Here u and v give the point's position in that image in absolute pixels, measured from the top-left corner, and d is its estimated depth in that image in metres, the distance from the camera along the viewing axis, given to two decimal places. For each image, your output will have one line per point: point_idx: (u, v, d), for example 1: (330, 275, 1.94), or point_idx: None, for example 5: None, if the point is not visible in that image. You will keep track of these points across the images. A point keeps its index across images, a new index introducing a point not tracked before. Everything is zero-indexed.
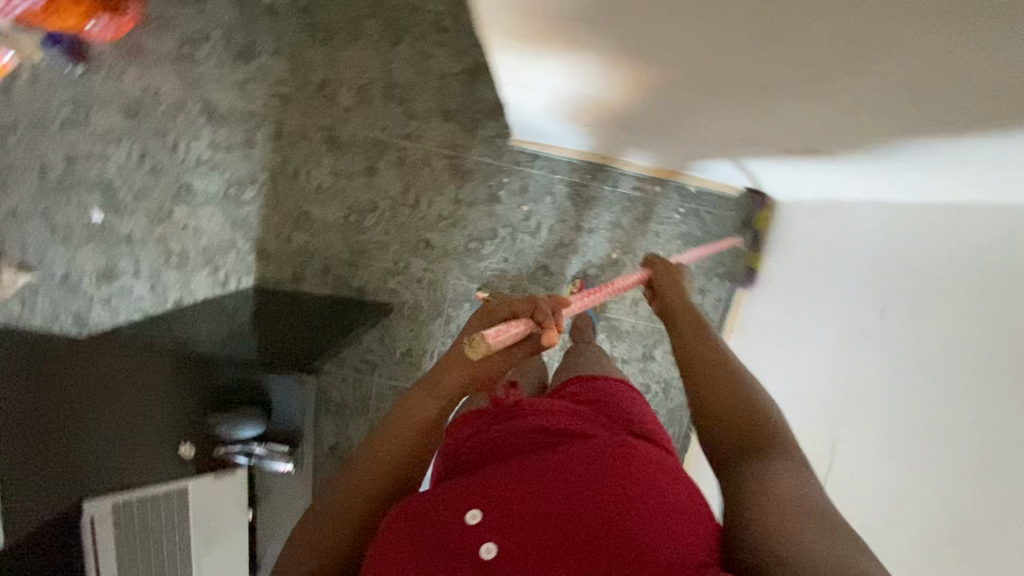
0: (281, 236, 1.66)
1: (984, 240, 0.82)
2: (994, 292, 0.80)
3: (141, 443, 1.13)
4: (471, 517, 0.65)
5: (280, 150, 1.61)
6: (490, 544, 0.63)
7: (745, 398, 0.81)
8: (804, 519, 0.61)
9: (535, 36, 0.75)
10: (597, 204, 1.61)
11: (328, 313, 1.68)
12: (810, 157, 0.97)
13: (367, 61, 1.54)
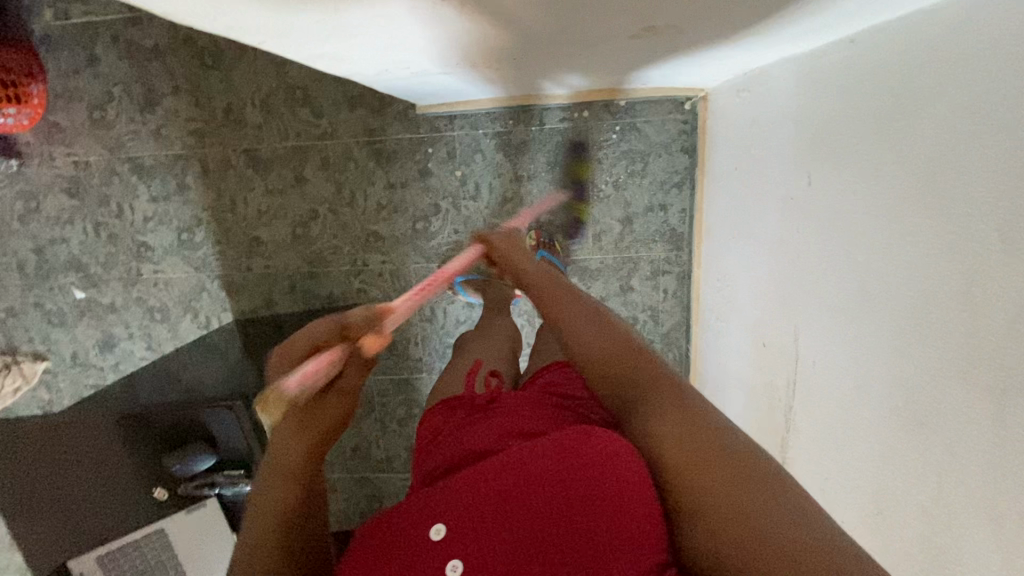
0: (242, 267, 1.70)
1: (878, 69, 0.72)
2: (891, 124, 0.70)
3: (97, 514, 1.01)
4: (437, 533, 0.59)
5: (212, 185, 1.62)
6: (455, 561, 0.56)
7: (621, 344, 0.68)
8: (739, 484, 0.49)
9: (319, 37, 0.72)
10: (530, 147, 1.53)
11: (305, 323, 1.68)
12: (683, 43, 0.87)
13: (261, 73, 1.53)
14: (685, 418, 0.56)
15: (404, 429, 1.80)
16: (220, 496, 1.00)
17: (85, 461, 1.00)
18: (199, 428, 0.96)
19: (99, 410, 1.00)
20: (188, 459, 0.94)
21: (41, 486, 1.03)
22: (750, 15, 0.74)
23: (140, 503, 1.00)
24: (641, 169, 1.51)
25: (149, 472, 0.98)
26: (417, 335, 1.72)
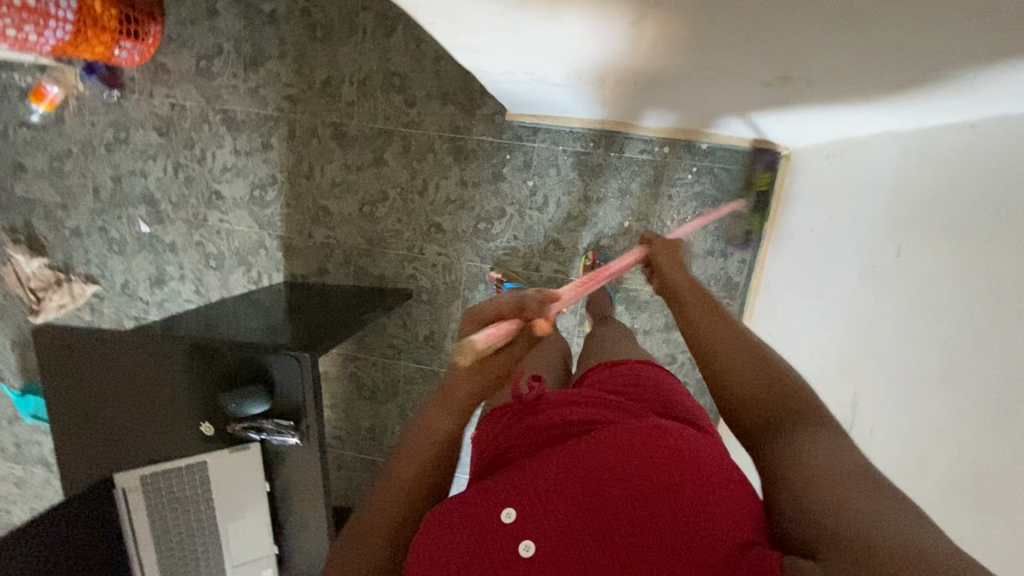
0: (304, 232, 1.75)
1: (987, 157, 0.74)
2: (994, 211, 0.72)
3: (142, 434, 1.04)
4: (506, 516, 0.59)
5: (295, 150, 1.69)
6: (528, 541, 0.57)
7: (763, 366, 0.74)
8: (840, 484, 0.53)
9: (473, 22, 0.76)
10: (605, 172, 1.56)
11: (351, 295, 1.71)
12: (800, 96, 0.90)
13: (365, 54, 1.60)
14: (816, 442, 0.60)
15: None
16: (262, 442, 1.02)
17: (141, 382, 1.02)
18: (260, 372, 0.98)
19: (148, 339, 0.99)
20: (243, 399, 0.96)
21: (89, 402, 1.05)
22: (880, 83, 0.76)
23: (188, 433, 1.02)
24: (709, 214, 1.54)
25: (204, 404, 1.01)
26: (455, 331, 1.75)
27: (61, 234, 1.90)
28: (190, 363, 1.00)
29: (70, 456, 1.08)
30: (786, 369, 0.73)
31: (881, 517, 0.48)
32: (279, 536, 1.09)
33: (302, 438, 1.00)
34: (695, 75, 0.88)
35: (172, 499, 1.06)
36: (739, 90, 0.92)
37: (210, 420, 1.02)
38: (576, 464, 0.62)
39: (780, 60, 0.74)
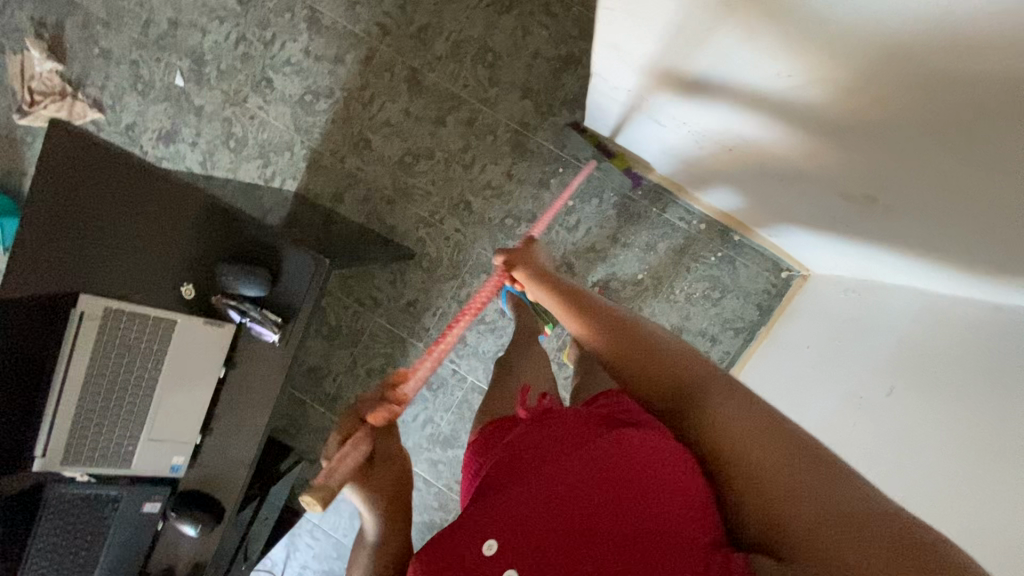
0: (336, 154, 1.71)
1: (999, 336, 0.82)
2: (992, 383, 0.79)
3: (117, 265, 0.99)
4: (488, 548, 0.68)
5: (364, 76, 1.67)
6: (510, 570, 0.66)
7: (655, 353, 0.82)
8: (782, 474, 0.61)
9: (652, 18, 0.82)
10: (642, 223, 1.60)
11: (354, 235, 1.68)
12: (865, 220, 0.98)
13: (471, 20, 1.61)
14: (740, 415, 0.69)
15: (369, 379, 1.78)
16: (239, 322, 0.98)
17: (145, 217, 0.99)
18: (267, 254, 0.96)
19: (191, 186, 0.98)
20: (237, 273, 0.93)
21: (94, 215, 1.00)
22: (940, 238, 0.85)
23: (168, 283, 0.98)
24: (715, 298, 1.60)
25: (200, 264, 0.99)
26: (438, 308, 1.72)
27: (87, 50, 1.78)
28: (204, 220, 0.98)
29: (27, 259, 0.98)
30: (666, 350, 0.82)
31: (820, 494, 0.58)
32: (206, 428, 1.02)
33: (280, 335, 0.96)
34: (799, 161, 0.96)
35: (115, 342, 0.91)
36: (818, 191, 1.01)
37: (198, 282, 0.99)
38: (548, 505, 0.69)
39: (879, 172, 0.84)
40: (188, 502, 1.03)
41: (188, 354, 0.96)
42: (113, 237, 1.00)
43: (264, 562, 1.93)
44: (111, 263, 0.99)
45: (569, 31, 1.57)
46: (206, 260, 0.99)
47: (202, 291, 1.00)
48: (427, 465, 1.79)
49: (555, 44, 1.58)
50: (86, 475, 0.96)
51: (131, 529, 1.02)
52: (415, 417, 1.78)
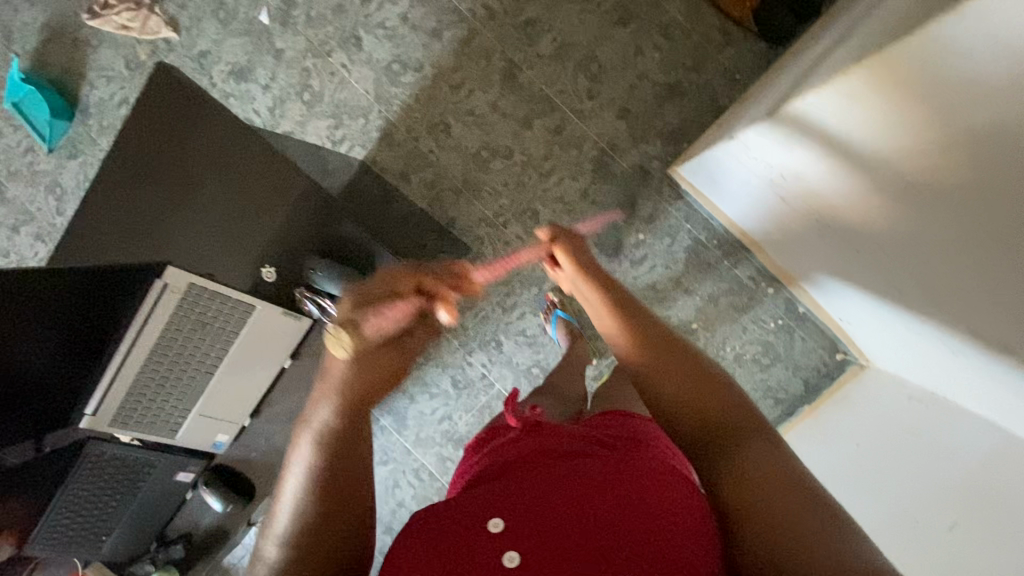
0: (412, 133, 1.64)
1: None
2: None
3: (176, 235, 1.04)
4: (493, 526, 0.69)
5: (459, 57, 1.58)
6: (513, 552, 0.66)
7: (677, 372, 0.80)
8: (759, 498, 0.63)
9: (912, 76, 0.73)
10: (708, 273, 1.56)
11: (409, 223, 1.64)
12: (976, 353, 0.95)
13: (583, 24, 1.52)
14: (752, 445, 0.69)
15: None
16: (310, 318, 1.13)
17: (225, 192, 1.07)
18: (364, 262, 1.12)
19: (256, 142, 1.07)
20: (334, 277, 1.09)
21: (160, 174, 1.06)
22: None
23: (248, 261, 1.06)
24: (764, 364, 1.57)
25: (290, 252, 1.11)
26: (481, 310, 1.69)
27: None
28: (302, 212, 1.09)
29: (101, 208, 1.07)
30: (694, 370, 0.80)
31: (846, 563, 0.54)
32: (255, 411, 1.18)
33: None
34: (908, 258, 0.97)
35: (190, 319, 0.98)
36: (925, 305, 1.00)
37: (281, 267, 1.10)
38: (543, 498, 0.71)
39: (1016, 322, 0.81)
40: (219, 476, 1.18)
41: (260, 341, 1.08)
42: (186, 207, 1.06)
43: None
44: (176, 230, 1.04)
45: (682, 59, 1.49)
46: (298, 248, 1.12)
47: (283, 274, 1.11)
48: (436, 461, 1.78)
49: (665, 70, 1.50)
50: (132, 438, 1.04)
51: (164, 490, 1.17)
52: (434, 410, 1.76)
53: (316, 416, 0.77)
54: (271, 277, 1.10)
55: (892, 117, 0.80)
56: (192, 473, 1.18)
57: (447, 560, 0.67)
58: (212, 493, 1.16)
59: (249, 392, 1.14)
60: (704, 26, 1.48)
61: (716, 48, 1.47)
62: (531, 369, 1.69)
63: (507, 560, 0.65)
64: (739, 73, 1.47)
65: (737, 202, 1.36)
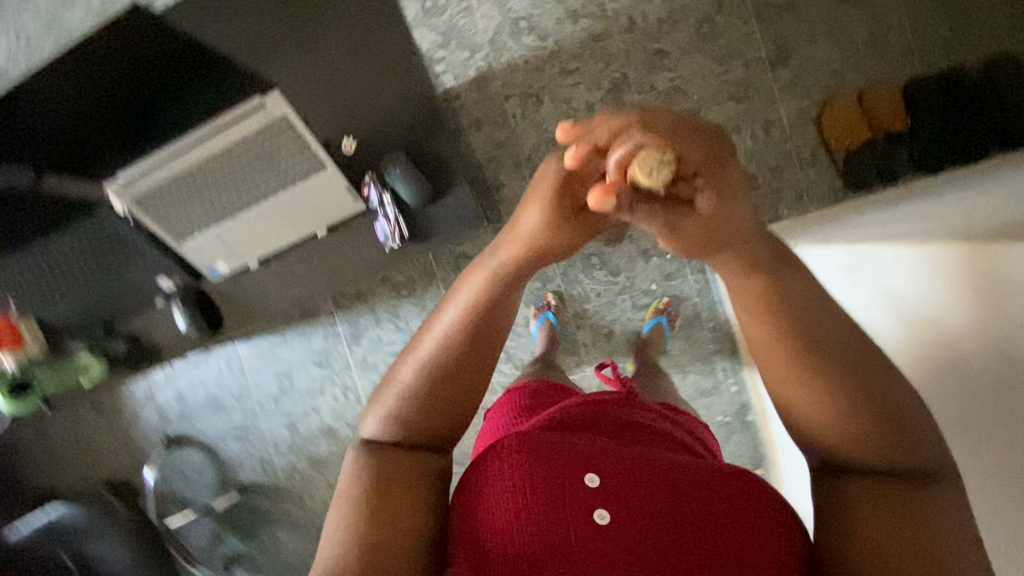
0: (505, 90, 1.65)
1: None
2: None
3: (288, 73, 1.22)
4: (590, 479, 0.68)
5: (583, 47, 1.61)
6: (602, 510, 0.67)
7: (812, 368, 0.59)
8: (868, 510, 0.59)
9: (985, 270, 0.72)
10: (691, 347, 1.65)
11: None
12: None
13: (704, 80, 1.58)
14: (903, 447, 0.59)
15: (379, 285, 1.75)
16: (365, 204, 1.21)
17: (342, 55, 1.21)
18: (439, 181, 1.23)
19: (408, 27, 1.22)
20: (405, 179, 1.18)
21: (300, 17, 1.21)
22: None
23: (341, 126, 1.22)
24: None
25: (378, 139, 1.22)
26: None
27: None
28: (407, 111, 1.22)
29: (235, 17, 1.21)
30: (824, 360, 0.59)
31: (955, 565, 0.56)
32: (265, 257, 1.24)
33: (395, 242, 1.23)
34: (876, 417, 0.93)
35: (262, 147, 1.03)
36: None
37: (363, 147, 1.23)
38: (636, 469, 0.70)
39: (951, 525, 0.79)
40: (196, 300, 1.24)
41: (309, 200, 1.14)
42: (304, 53, 1.22)
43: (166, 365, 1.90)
44: (289, 68, 1.22)
45: (768, 158, 1.57)
46: (387, 140, 1.22)
47: (359, 153, 1.23)
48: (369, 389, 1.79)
49: (748, 160, 1.58)
50: (129, 214, 1.03)
51: (139, 281, 1.24)
52: (391, 343, 1.77)
53: (456, 293, 0.70)
54: (350, 149, 1.23)
55: (968, 311, 0.75)
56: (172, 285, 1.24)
57: (535, 497, 0.67)
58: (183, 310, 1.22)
59: (269, 239, 1.19)
60: (800, 140, 1.57)
61: (800, 164, 1.57)
62: None
63: (598, 516, 0.67)
64: (807, 195, 1.57)
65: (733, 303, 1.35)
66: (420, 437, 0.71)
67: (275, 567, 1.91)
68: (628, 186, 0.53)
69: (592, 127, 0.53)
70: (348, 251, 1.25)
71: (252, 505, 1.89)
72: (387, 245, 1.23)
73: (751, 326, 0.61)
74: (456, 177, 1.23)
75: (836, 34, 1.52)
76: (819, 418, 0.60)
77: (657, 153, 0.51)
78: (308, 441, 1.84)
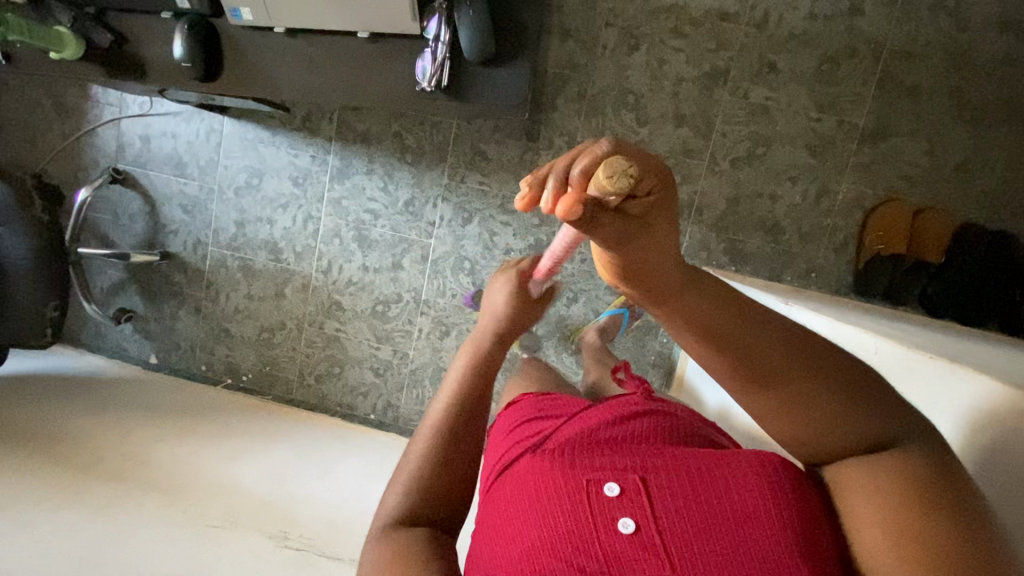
0: (609, 18, 1.52)
1: None
2: None
3: None
4: (609, 488, 0.55)
5: (706, 18, 1.49)
6: (625, 519, 0.53)
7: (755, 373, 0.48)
8: (882, 505, 0.46)
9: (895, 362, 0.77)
10: (635, 349, 1.67)
11: None
12: None
13: (794, 117, 1.50)
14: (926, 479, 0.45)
15: (389, 138, 1.67)
16: (421, 34, 1.16)
17: None
18: (503, 52, 1.16)
19: None
20: (472, 27, 1.11)
21: None
22: None
23: None
24: None
25: None
26: (486, 185, 1.65)
27: None
28: None
29: None
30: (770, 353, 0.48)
31: None
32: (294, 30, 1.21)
33: (431, 85, 1.16)
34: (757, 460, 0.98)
35: None
36: None
37: None
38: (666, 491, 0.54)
39: None
40: (201, 34, 1.19)
41: None
42: None
43: (144, 99, 1.77)
44: None
45: (804, 223, 1.54)
46: None
47: None
48: (328, 228, 1.73)
49: (786, 213, 1.54)
50: None
51: None
52: (371, 197, 1.70)
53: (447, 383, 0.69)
54: None
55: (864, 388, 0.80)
56: (187, 5, 1.21)
57: (540, 500, 0.57)
58: (180, 38, 1.18)
59: (305, 11, 1.17)
60: (841, 223, 1.53)
61: (827, 244, 1.54)
62: (463, 260, 1.68)
63: (620, 525, 0.53)
64: (815, 275, 1.56)
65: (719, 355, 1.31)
66: (439, 492, 0.63)
67: (162, 341, 1.89)
68: (595, 195, 0.43)
69: (544, 172, 0.45)
70: (377, 76, 1.20)
71: (168, 275, 1.84)
72: (421, 86, 1.17)
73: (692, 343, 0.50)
74: (520, 55, 1.16)
75: (935, 143, 1.46)
76: (780, 424, 0.49)
77: (621, 159, 0.41)
78: (248, 245, 1.78)
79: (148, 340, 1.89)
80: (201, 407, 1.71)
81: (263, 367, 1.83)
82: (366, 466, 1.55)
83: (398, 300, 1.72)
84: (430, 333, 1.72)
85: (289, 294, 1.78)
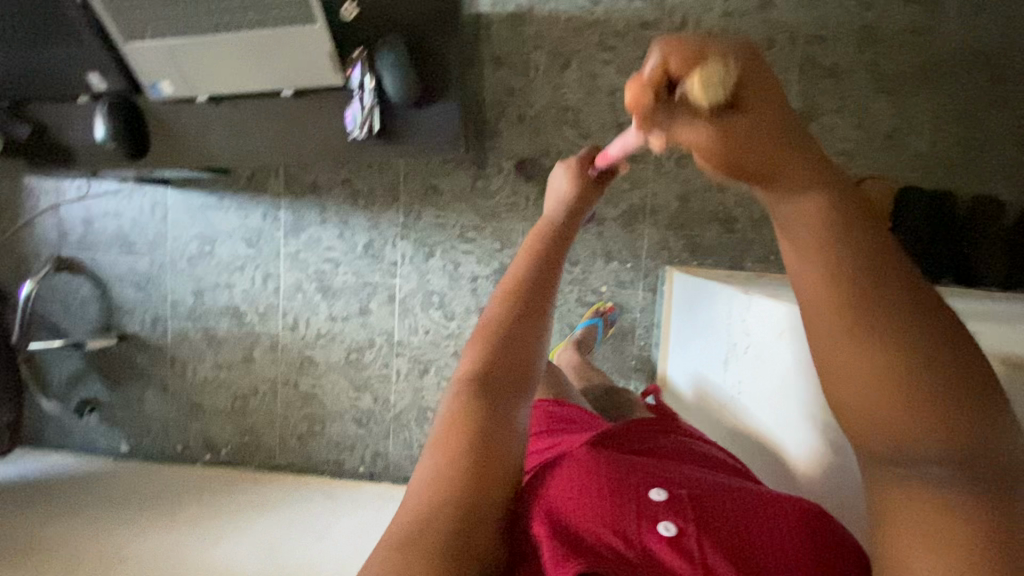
0: (537, 41, 1.56)
1: None
2: None
3: None
4: (657, 492, 0.58)
5: (629, 28, 1.53)
6: (665, 522, 0.54)
7: (858, 351, 0.36)
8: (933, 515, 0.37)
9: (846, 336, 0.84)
10: (615, 357, 1.67)
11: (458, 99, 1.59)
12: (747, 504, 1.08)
13: None
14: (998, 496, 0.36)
15: (339, 187, 1.66)
16: (347, 84, 1.17)
17: None
18: (428, 93, 1.17)
19: None
20: (392, 72, 1.12)
21: None
22: None
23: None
24: None
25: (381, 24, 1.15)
26: (443, 218, 1.65)
27: None
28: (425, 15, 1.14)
29: None
30: (912, 337, 0.35)
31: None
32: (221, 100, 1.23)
33: (360, 135, 1.17)
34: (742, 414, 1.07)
35: None
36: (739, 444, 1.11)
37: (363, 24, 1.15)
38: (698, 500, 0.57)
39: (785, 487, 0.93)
40: (123, 114, 1.19)
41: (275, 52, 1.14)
42: None
43: (82, 182, 1.73)
44: None
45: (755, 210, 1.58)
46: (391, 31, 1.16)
47: (358, 25, 1.15)
48: (289, 284, 1.70)
49: (737, 202, 1.58)
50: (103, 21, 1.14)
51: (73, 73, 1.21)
52: (329, 246, 1.68)
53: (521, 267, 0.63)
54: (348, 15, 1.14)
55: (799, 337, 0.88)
56: (106, 87, 1.21)
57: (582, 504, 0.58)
58: (102, 121, 1.18)
59: (227, 80, 1.19)
60: None
61: None
62: (431, 295, 1.67)
63: (661, 528, 0.54)
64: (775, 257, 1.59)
65: (696, 337, 1.35)
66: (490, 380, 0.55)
67: (132, 426, 1.80)
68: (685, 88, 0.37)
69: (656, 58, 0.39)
70: (308, 132, 1.21)
71: (128, 357, 1.77)
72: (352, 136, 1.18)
73: (803, 279, 0.38)
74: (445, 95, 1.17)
75: (862, 117, 1.53)
76: (862, 407, 0.37)
77: (717, 64, 0.36)
78: (209, 313, 1.73)
79: (116, 428, 1.80)
80: (180, 489, 1.64)
81: (241, 437, 1.76)
82: (360, 523, 1.50)
83: (371, 346, 1.69)
84: (409, 374, 1.68)
85: (258, 357, 1.73)
